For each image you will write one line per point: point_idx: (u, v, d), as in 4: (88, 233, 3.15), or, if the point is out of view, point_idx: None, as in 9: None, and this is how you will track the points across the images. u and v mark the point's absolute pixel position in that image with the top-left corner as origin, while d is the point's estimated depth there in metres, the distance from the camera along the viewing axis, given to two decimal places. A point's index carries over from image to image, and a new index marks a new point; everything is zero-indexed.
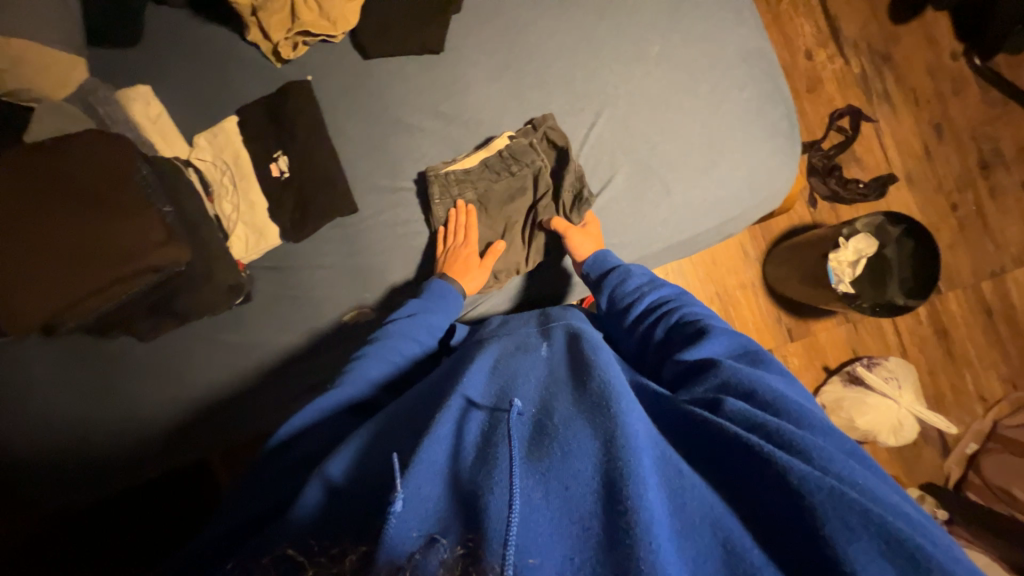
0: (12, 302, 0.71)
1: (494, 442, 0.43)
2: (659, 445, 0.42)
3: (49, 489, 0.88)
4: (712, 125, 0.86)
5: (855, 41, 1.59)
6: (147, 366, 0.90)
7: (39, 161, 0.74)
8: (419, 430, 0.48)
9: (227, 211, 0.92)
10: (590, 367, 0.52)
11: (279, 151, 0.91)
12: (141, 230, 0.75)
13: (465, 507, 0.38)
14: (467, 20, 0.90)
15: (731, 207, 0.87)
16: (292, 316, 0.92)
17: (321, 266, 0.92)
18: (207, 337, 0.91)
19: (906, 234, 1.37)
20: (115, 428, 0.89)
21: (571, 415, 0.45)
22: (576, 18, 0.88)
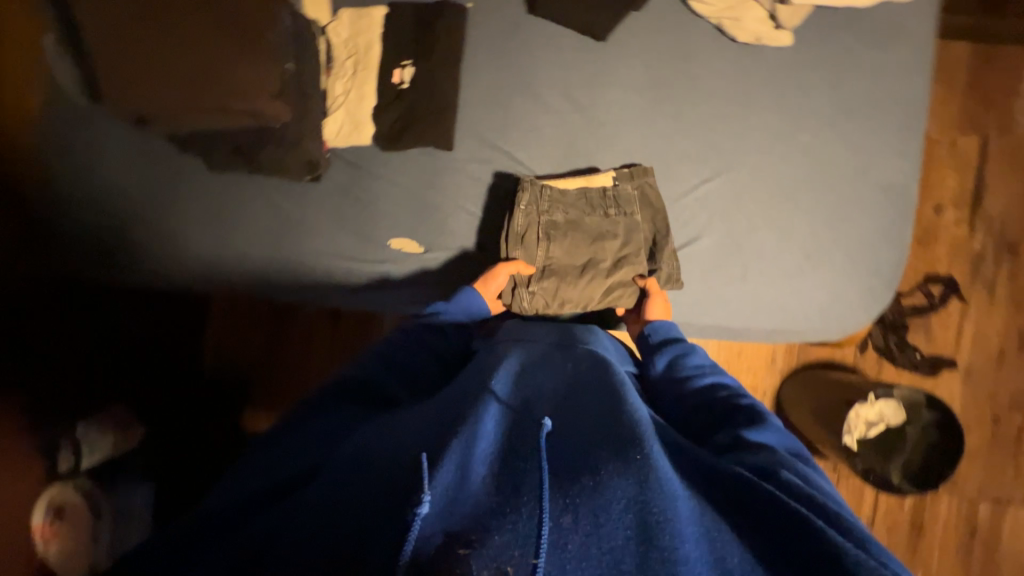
0: (130, 84, 0.76)
1: (525, 452, 0.43)
2: (704, 506, 0.42)
3: (75, 259, 0.93)
4: (818, 236, 0.82)
5: (991, 218, 1.49)
6: (202, 199, 0.93)
7: None
8: (445, 420, 0.47)
9: (337, 92, 0.93)
10: (626, 400, 0.51)
11: (409, 61, 0.90)
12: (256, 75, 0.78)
13: (493, 515, 0.38)
14: (641, 21, 0.87)
15: (794, 321, 0.84)
16: (347, 214, 0.94)
17: (394, 183, 0.93)
18: (265, 197, 0.93)
19: (938, 425, 1.32)
20: (150, 237, 0.93)
21: (603, 439, 0.45)
22: (746, 70, 0.84)
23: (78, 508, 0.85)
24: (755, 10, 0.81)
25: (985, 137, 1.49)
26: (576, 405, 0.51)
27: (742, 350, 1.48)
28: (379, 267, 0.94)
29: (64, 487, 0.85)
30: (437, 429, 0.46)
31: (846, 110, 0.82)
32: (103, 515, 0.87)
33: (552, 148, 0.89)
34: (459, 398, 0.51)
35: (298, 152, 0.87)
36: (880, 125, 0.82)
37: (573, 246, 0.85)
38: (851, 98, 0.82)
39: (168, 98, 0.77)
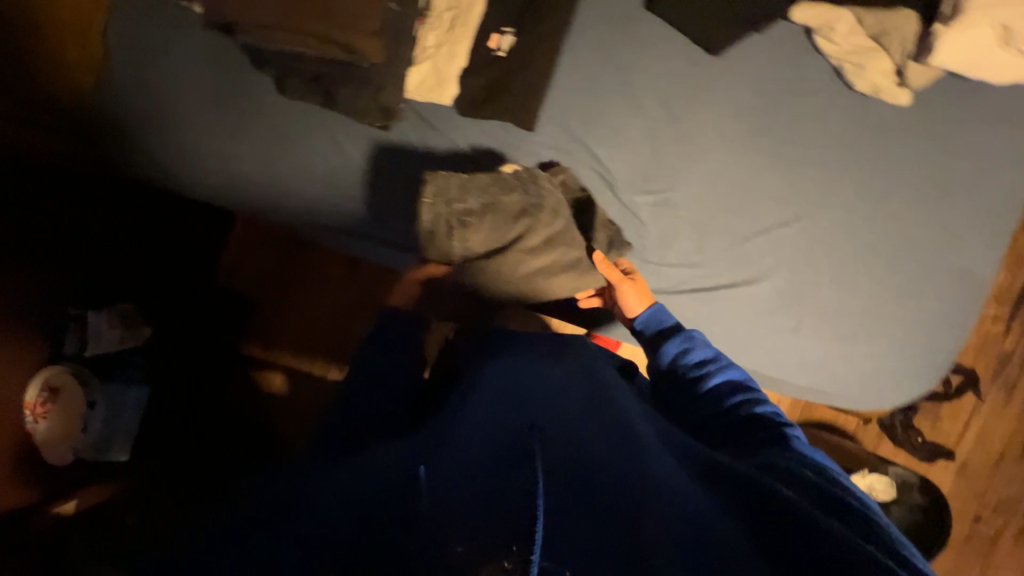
0: None
1: (503, 448, 0.48)
2: (684, 485, 0.45)
3: (111, 148, 0.88)
4: (880, 308, 0.80)
5: None
6: (260, 126, 0.88)
7: None
8: (439, 449, 0.51)
9: (427, 43, 0.88)
10: (603, 401, 0.55)
11: (509, 28, 0.85)
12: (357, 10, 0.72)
13: (478, 499, 0.42)
14: (759, 47, 0.83)
15: (832, 383, 0.82)
16: (408, 172, 0.90)
17: (464, 151, 0.89)
18: (327, 133, 0.89)
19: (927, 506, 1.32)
20: (200, 148, 0.88)
21: (592, 437, 0.48)
22: (853, 122, 0.80)
23: (72, 393, 0.81)
24: (882, 62, 0.76)
25: None
26: (552, 401, 0.54)
27: None
28: (425, 232, 0.90)
29: (62, 368, 0.81)
30: (436, 458, 0.50)
31: (943, 187, 0.79)
32: (96, 405, 0.83)
33: (633, 154, 0.85)
34: (458, 418, 0.55)
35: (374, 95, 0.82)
36: (972, 211, 0.79)
37: (492, 229, 0.81)
38: (949, 177, 0.79)
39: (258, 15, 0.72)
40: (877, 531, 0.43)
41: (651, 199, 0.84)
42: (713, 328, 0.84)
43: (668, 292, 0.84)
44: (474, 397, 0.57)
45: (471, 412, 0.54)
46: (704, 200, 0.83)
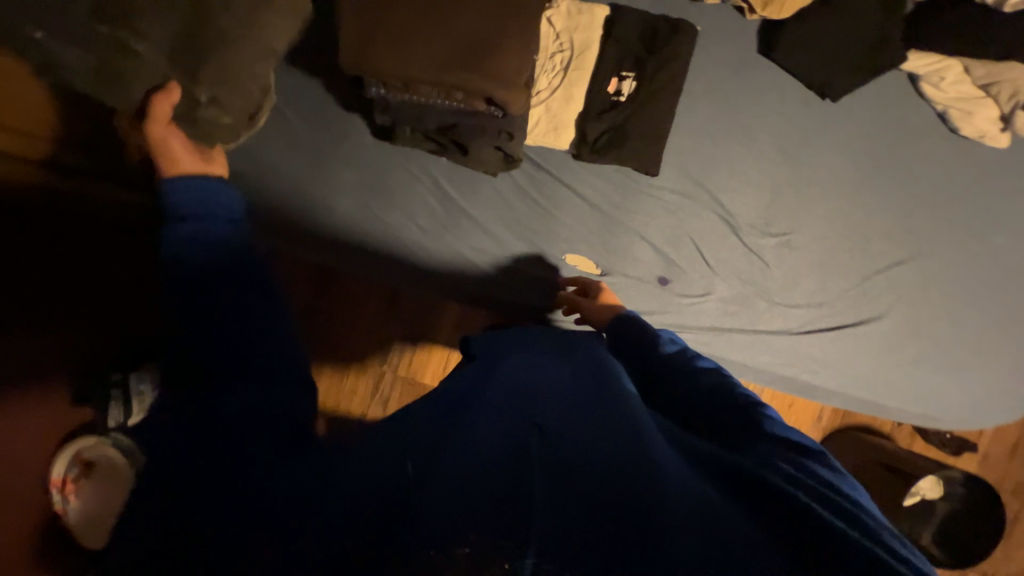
0: (372, 33, 0.65)
1: (477, 432, 0.41)
2: (687, 480, 0.39)
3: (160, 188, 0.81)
4: (984, 340, 0.86)
5: None
6: (358, 170, 0.87)
7: None
8: (433, 431, 0.43)
9: (541, 86, 0.85)
10: (607, 396, 0.49)
11: (631, 73, 0.84)
12: (517, 60, 0.68)
13: (470, 491, 0.35)
14: (872, 94, 0.85)
15: (943, 411, 0.87)
16: (520, 218, 0.89)
17: (580, 196, 0.88)
18: (430, 178, 0.88)
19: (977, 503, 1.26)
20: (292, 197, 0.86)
21: (589, 430, 0.41)
22: (958, 166, 0.85)
23: (129, 460, 0.76)
24: (989, 111, 0.82)
25: None
26: (548, 394, 0.48)
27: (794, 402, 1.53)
28: (541, 281, 0.90)
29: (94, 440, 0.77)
30: (418, 441, 0.42)
31: None
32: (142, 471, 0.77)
33: (754, 198, 0.86)
34: (444, 410, 0.47)
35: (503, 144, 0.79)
36: None
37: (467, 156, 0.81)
38: None
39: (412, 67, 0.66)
40: (872, 529, 0.37)
41: (775, 241, 0.86)
42: (836, 365, 0.87)
43: (794, 331, 0.87)
44: (467, 389, 0.50)
45: (454, 404, 0.47)
46: (823, 242, 0.86)
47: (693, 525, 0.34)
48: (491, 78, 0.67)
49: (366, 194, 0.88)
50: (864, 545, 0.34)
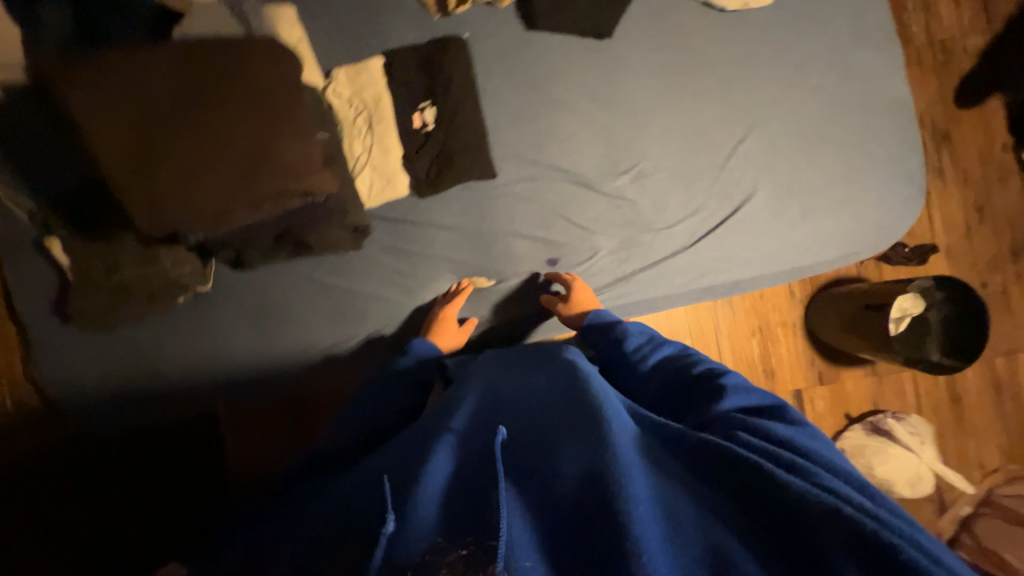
0: (160, 202, 0.66)
1: (477, 466, 0.51)
2: (646, 463, 0.49)
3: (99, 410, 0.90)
4: (857, 163, 0.88)
5: (921, 117, 1.70)
6: (242, 304, 0.90)
7: (221, 59, 0.68)
8: (426, 452, 0.55)
9: (357, 152, 0.88)
10: (585, 390, 0.58)
11: (427, 102, 0.87)
12: (300, 149, 0.71)
13: (465, 515, 0.46)
14: (638, 15, 0.91)
15: (859, 242, 0.89)
16: (402, 270, 0.91)
17: (445, 227, 0.90)
18: (306, 277, 0.89)
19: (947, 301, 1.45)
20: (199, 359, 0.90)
21: (561, 449, 0.51)
22: (742, 36, 0.90)
23: None
24: None
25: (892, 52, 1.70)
26: (537, 418, 0.58)
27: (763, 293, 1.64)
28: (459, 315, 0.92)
29: None
30: (405, 468, 0.54)
31: (837, 49, 0.90)
32: None
33: (592, 150, 0.90)
34: (429, 439, 0.57)
35: (342, 220, 0.80)
36: (869, 54, 0.90)
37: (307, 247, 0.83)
38: (839, 35, 0.90)
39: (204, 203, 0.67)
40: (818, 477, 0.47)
41: (629, 177, 0.89)
42: (742, 254, 0.89)
43: (689, 245, 0.89)
44: (459, 418, 0.60)
45: (449, 434, 0.57)
46: (672, 158, 0.89)
47: (651, 518, 0.43)
48: (280, 176, 0.69)
49: (262, 319, 0.90)
50: (796, 488, 0.44)
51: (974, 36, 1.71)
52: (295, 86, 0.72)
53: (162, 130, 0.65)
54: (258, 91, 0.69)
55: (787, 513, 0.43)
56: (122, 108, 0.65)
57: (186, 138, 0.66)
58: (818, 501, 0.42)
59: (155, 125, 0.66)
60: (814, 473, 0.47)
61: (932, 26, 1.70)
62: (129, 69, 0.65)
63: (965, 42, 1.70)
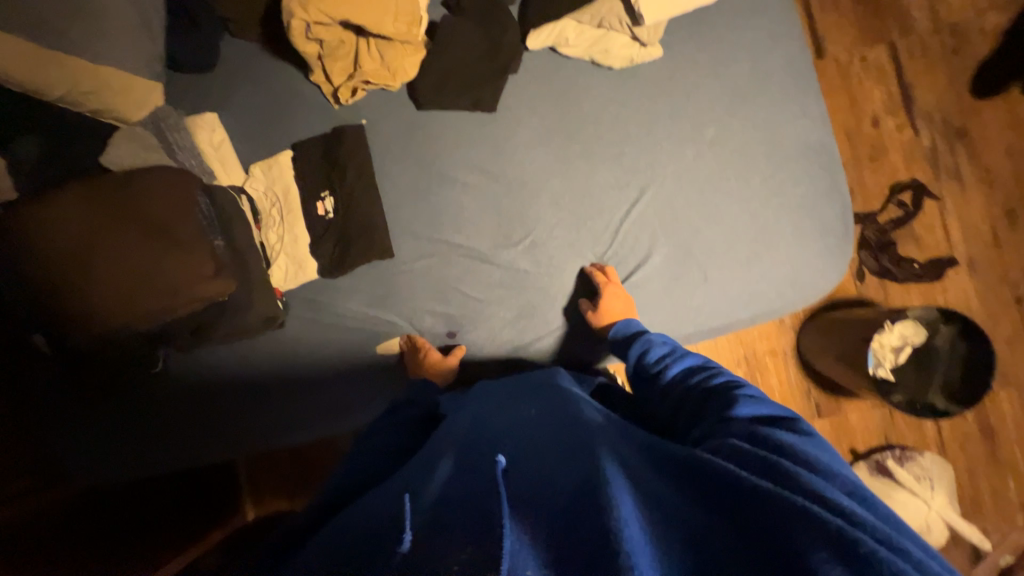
0: (84, 317, 0.80)
1: (476, 480, 0.52)
2: (641, 484, 0.48)
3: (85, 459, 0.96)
4: (761, 218, 0.83)
5: (930, 113, 1.51)
6: (187, 374, 0.96)
7: (126, 192, 0.80)
8: (423, 482, 0.56)
9: (272, 240, 0.97)
10: (578, 428, 0.59)
11: (327, 192, 0.95)
12: (191, 262, 0.81)
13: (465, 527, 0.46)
14: (525, 82, 0.90)
15: (771, 301, 0.83)
16: (316, 344, 0.96)
17: (350, 304, 0.94)
18: (242, 349, 0.96)
19: (960, 335, 1.27)
20: (162, 417, 0.97)
21: (558, 475, 0.51)
22: (634, 91, 0.87)
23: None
24: (618, 39, 0.84)
25: (890, 43, 1.52)
26: (535, 441, 0.59)
27: None
28: (371, 386, 0.97)
29: None
30: (419, 486, 0.55)
31: (739, 94, 0.83)
32: None
33: (486, 222, 0.91)
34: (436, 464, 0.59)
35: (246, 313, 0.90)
36: (777, 96, 0.83)
37: (225, 334, 0.92)
38: (741, 80, 0.83)
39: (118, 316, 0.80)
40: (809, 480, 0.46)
41: (522, 247, 0.90)
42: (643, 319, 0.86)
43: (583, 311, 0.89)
44: (460, 444, 0.62)
45: (445, 461, 0.59)
46: (565, 224, 0.89)
47: (643, 536, 0.42)
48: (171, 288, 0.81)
49: (207, 386, 0.97)
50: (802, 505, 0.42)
51: (992, 16, 1.49)
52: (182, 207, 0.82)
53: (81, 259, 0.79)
54: (158, 217, 0.81)
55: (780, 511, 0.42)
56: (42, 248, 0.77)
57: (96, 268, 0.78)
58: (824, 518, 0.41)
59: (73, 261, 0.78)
60: (810, 479, 0.46)
61: (937, 11, 1.51)
62: (39, 218, 0.77)
63: (980, 24, 1.49)
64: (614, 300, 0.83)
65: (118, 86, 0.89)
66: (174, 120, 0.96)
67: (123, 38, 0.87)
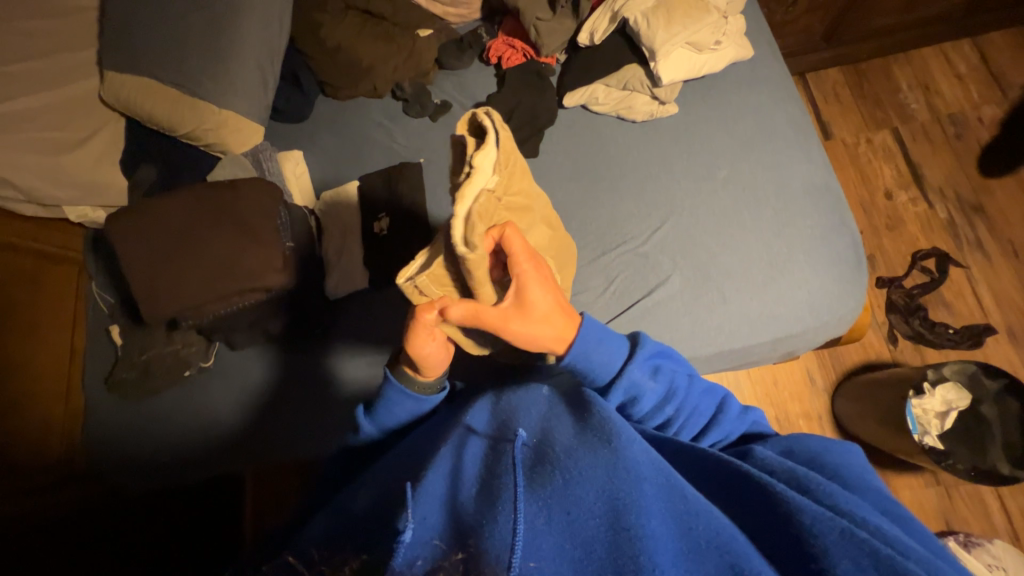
0: (160, 297, 0.91)
1: (493, 472, 0.55)
2: (664, 474, 0.52)
3: (128, 450, 1.09)
4: (774, 246, 0.90)
5: (942, 188, 1.60)
6: (220, 381, 1.09)
7: (212, 197, 0.96)
8: (447, 452, 0.60)
9: (331, 253, 1.11)
10: (590, 406, 0.62)
11: (384, 213, 1.10)
12: (260, 256, 0.94)
13: (465, 527, 0.47)
14: (560, 131, 1.07)
15: (790, 324, 0.88)
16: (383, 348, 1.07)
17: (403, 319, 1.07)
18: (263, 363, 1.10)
19: (1008, 391, 1.21)
20: (191, 415, 1.09)
21: (578, 453, 0.54)
22: (654, 138, 1.01)
23: None
24: (640, 98, 1.02)
25: (893, 128, 1.67)
26: (552, 424, 0.62)
27: (777, 378, 1.47)
28: None
29: None
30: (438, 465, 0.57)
31: (747, 144, 0.97)
32: None
33: None
34: (454, 441, 0.63)
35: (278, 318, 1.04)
36: (780, 145, 0.96)
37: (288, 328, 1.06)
38: (747, 132, 0.98)
39: (179, 300, 0.92)
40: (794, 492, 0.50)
41: None
42: (663, 338, 0.89)
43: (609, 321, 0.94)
44: (464, 419, 0.67)
45: (459, 433, 0.64)
46: (590, 246, 0.96)
47: (661, 520, 0.47)
48: (238, 264, 0.93)
49: (243, 385, 1.09)
50: (803, 521, 0.47)
51: (987, 108, 1.64)
52: (267, 210, 0.97)
53: (168, 253, 0.92)
54: (232, 215, 0.95)
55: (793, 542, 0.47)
56: (136, 238, 0.92)
57: (182, 254, 0.92)
58: (821, 534, 0.46)
59: (157, 247, 0.92)
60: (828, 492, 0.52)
61: (934, 103, 1.67)
62: (136, 215, 0.94)
63: (978, 114, 1.64)
64: (538, 292, 0.64)
65: (233, 124, 1.09)
66: (270, 153, 1.15)
67: (250, 85, 1.10)
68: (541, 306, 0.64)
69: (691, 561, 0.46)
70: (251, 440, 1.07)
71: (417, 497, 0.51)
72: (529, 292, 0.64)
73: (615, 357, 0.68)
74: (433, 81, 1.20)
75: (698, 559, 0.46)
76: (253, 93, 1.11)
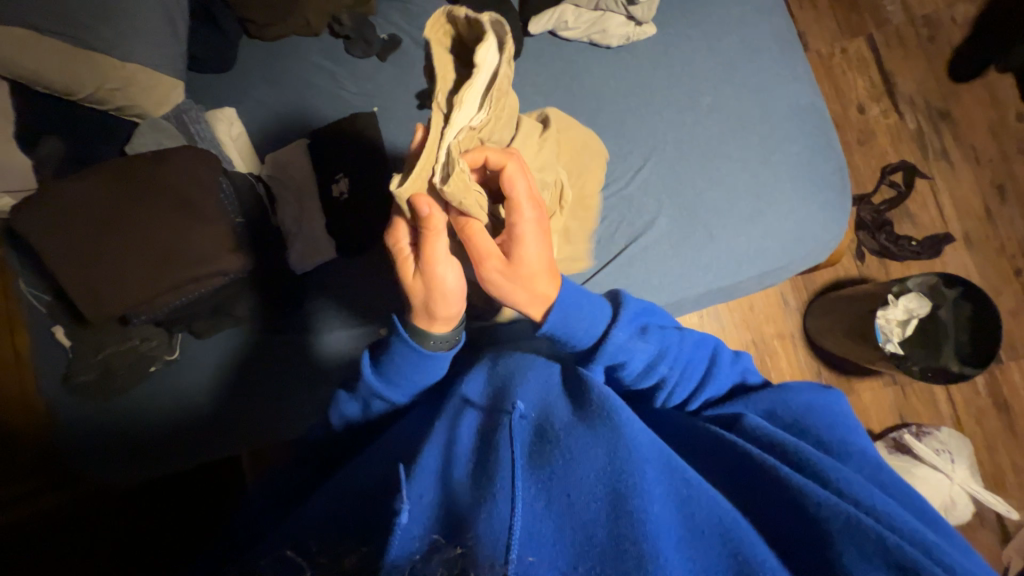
0: (99, 293, 0.82)
1: (491, 446, 0.51)
2: (669, 458, 0.50)
3: (98, 458, 1.02)
4: (761, 176, 0.88)
5: (912, 97, 1.57)
6: (189, 371, 1.03)
7: (135, 170, 0.83)
8: (447, 421, 0.57)
9: (288, 223, 1.01)
10: (588, 383, 0.60)
11: (342, 174, 0.99)
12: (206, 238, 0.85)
13: (458, 515, 0.44)
14: (528, 63, 0.95)
15: (778, 257, 0.87)
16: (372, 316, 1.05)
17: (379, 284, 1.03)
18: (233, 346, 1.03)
19: (962, 298, 1.30)
20: (165, 412, 1.03)
21: (578, 433, 0.51)
22: (630, 65, 0.93)
23: None
24: (615, 18, 0.91)
25: (868, 35, 1.60)
26: (550, 396, 0.59)
27: (753, 303, 1.49)
28: None
29: None
30: (433, 437, 0.54)
31: (732, 66, 0.91)
32: None
33: None
34: (447, 415, 0.59)
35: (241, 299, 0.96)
36: (764, 65, 0.90)
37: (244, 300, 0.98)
38: (730, 52, 0.91)
39: (122, 295, 0.82)
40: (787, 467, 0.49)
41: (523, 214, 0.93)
42: (680, 271, 0.87)
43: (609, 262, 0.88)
44: (459, 389, 0.63)
45: (455, 402, 0.60)
46: None
47: (664, 506, 0.44)
48: (186, 243, 0.84)
49: (217, 372, 1.03)
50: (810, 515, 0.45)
51: (961, 6, 1.58)
52: (207, 185, 0.86)
53: (98, 245, 0.81)
54: (166, 193, 0.83)
55: (801, 531, 0.45)
56: (50, 230, 0.80)
57: (114, 238, 0.81)
58: (816, 522, 0.45)
59: (83, 238, 0.81)
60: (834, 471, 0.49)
61: (909, 3, 1.60)
62: (44, 202, 0.81)
63: (951, 13, 1.58)
64: (529, 252, 0.63)
65: (146, 83, 0.93)
66: (195, 112, 0.98)
67: (155, 27, 0.92)
68: (533, 263, 0.63)
69: (694, 549, 0.43)
70: (234, 429, 1.03)
71: (410, 480, 0.47)
72: (519, 213, 0.63)
73: (592, 314, 0.64)
74: (377, 10, 1.04)
75: (700, 546, 0.43)
76: (162, 38, 0.93)
